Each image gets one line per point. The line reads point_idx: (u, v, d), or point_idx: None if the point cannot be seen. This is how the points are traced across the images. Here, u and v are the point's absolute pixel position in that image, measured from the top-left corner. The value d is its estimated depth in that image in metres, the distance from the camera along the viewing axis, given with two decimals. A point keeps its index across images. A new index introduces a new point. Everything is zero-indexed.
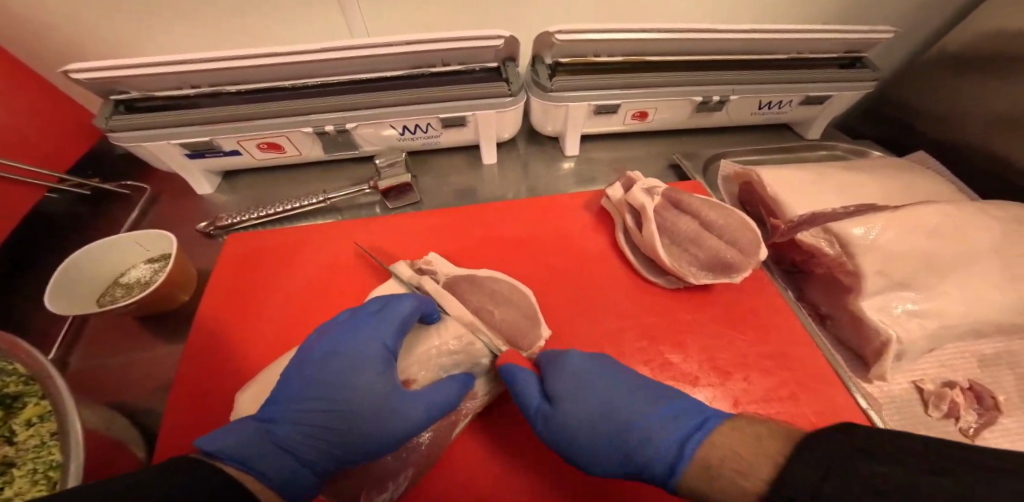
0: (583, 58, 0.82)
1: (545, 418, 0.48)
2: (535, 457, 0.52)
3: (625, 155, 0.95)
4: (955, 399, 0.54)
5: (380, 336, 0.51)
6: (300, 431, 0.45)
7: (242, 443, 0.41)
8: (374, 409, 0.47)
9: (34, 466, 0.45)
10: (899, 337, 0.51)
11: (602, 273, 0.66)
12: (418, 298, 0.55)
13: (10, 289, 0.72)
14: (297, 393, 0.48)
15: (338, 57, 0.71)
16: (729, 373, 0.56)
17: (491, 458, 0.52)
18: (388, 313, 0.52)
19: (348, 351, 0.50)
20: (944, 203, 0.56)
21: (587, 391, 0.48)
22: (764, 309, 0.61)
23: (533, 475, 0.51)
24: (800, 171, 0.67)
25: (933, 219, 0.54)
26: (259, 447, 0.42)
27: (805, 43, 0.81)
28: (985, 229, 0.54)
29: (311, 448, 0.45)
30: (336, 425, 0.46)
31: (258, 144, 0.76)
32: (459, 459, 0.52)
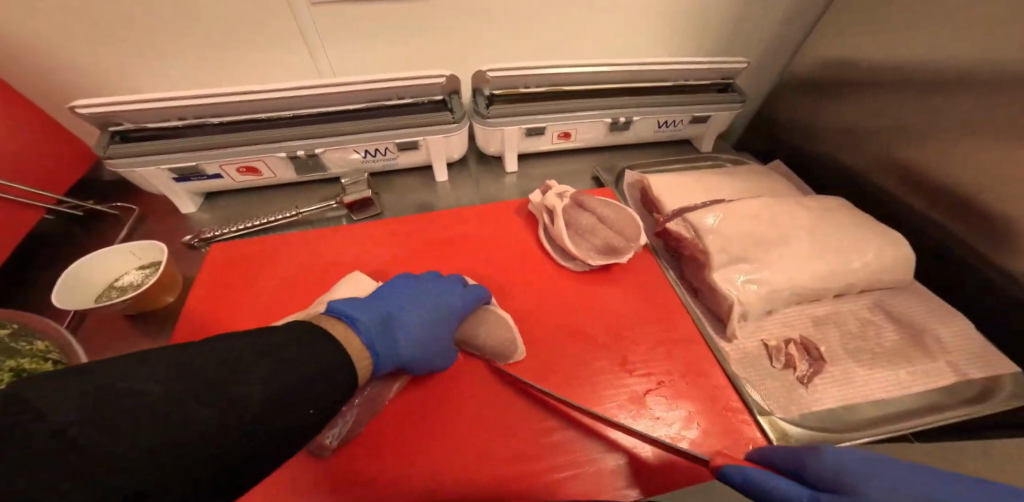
0: (515, 90, 0.99)
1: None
2: (460, 405, 0.65)
3: (557, 170, 1.12)
4: (790, 352, 0.68)
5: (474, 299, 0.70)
6: (402, 339, 0.60)
7: (372, 331, 0.55)
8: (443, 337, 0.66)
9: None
10: (740, 299, 0.68)
11: (529, 262, 0.81)
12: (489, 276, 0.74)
13: (12, 298, 0.82)
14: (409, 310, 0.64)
15: (307, 94, 0.86)
16: (625, 337, 0.71)
17: (423, 409, 0.64)
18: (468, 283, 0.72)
19: (458, 301, 0.69)
20: (772, 199, 0.76)
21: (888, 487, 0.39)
22: (651, 287, 0.77)
23: (455, 419, 0.63)
24: (679, 178, 0.86)
25: (757, 206, 0.74)
26: (379, 337, 0.56)
27: (688, 73, 1.02)
28: (796, 216, 0.73)
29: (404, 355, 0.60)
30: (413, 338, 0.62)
31: (238, 168, 0.89)
32: (399, 411, 0.64)
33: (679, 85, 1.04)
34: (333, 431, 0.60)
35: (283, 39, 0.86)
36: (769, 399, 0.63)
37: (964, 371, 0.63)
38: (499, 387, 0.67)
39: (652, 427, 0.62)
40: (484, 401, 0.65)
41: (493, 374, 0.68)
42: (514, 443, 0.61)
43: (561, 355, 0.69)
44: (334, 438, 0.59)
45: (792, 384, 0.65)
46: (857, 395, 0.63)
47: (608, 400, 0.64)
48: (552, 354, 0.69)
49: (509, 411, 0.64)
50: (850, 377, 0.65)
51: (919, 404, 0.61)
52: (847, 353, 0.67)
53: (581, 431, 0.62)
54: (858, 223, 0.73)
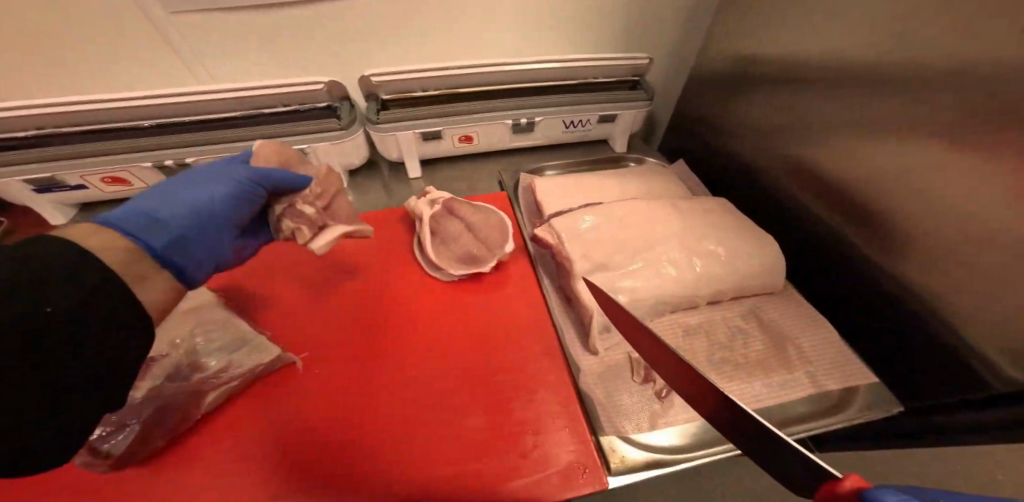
0: (408, 94, 0.95)
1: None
2: (278, 426, 0.59)
3: (465, 172, 1.08)
4: (650, 365, 0.66)
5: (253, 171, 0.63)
6: (175, 214, 0.55)
7: (126, 219, 0.51)
8: (224, 186, 0.60)
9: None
10: (601, 310, 0.65)
11: (399, 272, 0.78)
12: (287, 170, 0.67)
13: None
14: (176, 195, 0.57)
15: (172, 101, 0.82)
16: (484, 349, 0.67)
17: (236, 428, 0.59)
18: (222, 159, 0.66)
19: (231, 173, 0.62)
20: (646, 202, 0.73)
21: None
22: (520, 299, 0.73)
23: (266, 442, 0.58)
24: (563, 182, 0.83)
25: (625, 211, 0.71)
26: (133, 220, 0.51)
27: (590, 72, 0.99)
28: (666, 221, 0.70)
29: (185, 232, 0.55)
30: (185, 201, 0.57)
31: (103, 178, 0.85)
32: (207, 430, 0.58)
33: (582, 84, 1.01)
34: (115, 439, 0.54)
35: (146, 45, 0.81)
36: (623, 418, 0.61)
37: (822, 383, 0.60)
38: (327, 403, 0.62)
39: (478, 454, 0.57)
40: (305, 423, 0.60)
41: (326, 392, 0.63)
42: (326, 465, 0.56)
43: (405, 374, 0.65)
44: (110, 448, 0.53)
45: (649, 401, 0.63)
46: None
47: (440, 425, 0.59)
48: (397, 368, 0.65)
49: (329, 435, 0.59)
50: None
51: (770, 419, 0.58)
52: (712, 366, 0.64)
53: (402, 451, 0.57)
54: (726, 229, 0.71)
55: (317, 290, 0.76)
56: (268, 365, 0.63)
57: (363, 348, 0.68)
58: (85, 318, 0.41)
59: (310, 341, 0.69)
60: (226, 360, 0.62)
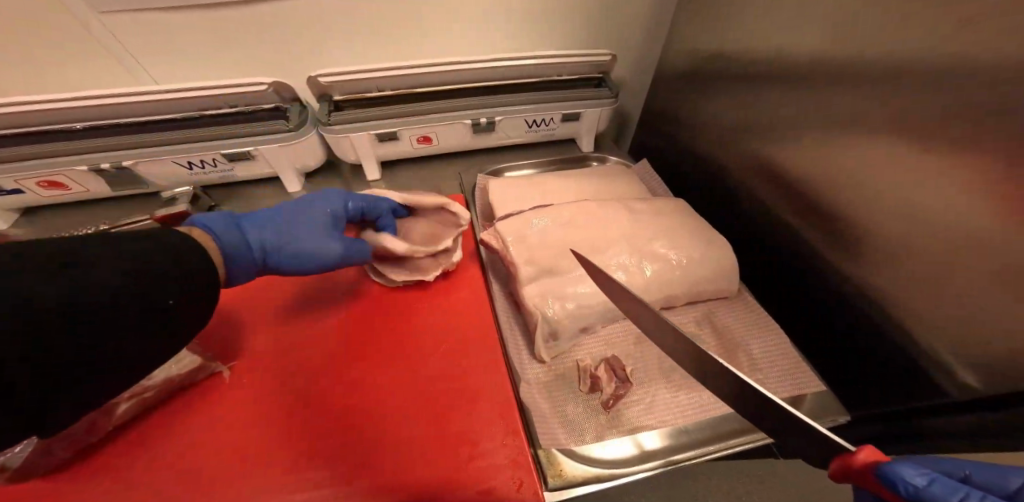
0: (362, 94, 0.93)
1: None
2: (195, 438, 0.56)
3: (428, 174, 1.06)
4: (597, 374, 0.63)
5: (336, 206, 0.71)
6: (257, 232, 0.61)
7: (222, 225, 0.57)
8: (313, 232, 0.66)
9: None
10: (547, 316, 0.62)
11: (343, 277, 0.76)
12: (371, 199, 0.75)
13: None
14: (267, 219, 0.64)
15: (108, 102, 0.78)
16: (425, 355, 0.65)
17: (148, 442, 0.55)
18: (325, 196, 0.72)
19: (316, 210, 0.69)
20: (596, 202, 0.71)
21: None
22: (467, 303, 0.71)
23: (179, 454, 0.55)
24: (516, 184, 0.80)
25: (574, 213, 0.69)
26: (223, 223, 0.57)
27: (550, 69, 0.96)
28: (617, 224, 0.68)
29: (256, 240, 0.60)
30: (280, 239, 0.62)
31: (39, 183, 0.81)
32: (117, 445, 0.55)
33: (543, 82, 0.98)
34: (20, 450, 0.51)
35: (80, 45, 0.78)
36: (568, 429, 0.58)
37: (773, 390, 0.58)
38: (252, 414, 0.59)
39: (405, 465, 0.54)
40: (224, 435, 0.57)
41: (251, 403, 0.60)
42: (243, 481, 0.53)
43: (337, 382, 0.62)
44: (12, 458, 0.51)
45: (596, 411, 0.60)
46: (658, 421, 0.59)
47: (367, 435, 0.56)
48: (329, 376, 0.62)
49: (249, 447, 0.56)
50: (655, 399, 0.61)
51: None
52: (662, 373, 0.63)
53: (325, 465, 0.54)
54: (679, 232, 0.69)
55: (252, 295, 0.72)
56: (188, 375, 0.60)
57: (295, 355, 0.65)
58: (116, 300, 0.39)
59: (240, 349, 0.65)
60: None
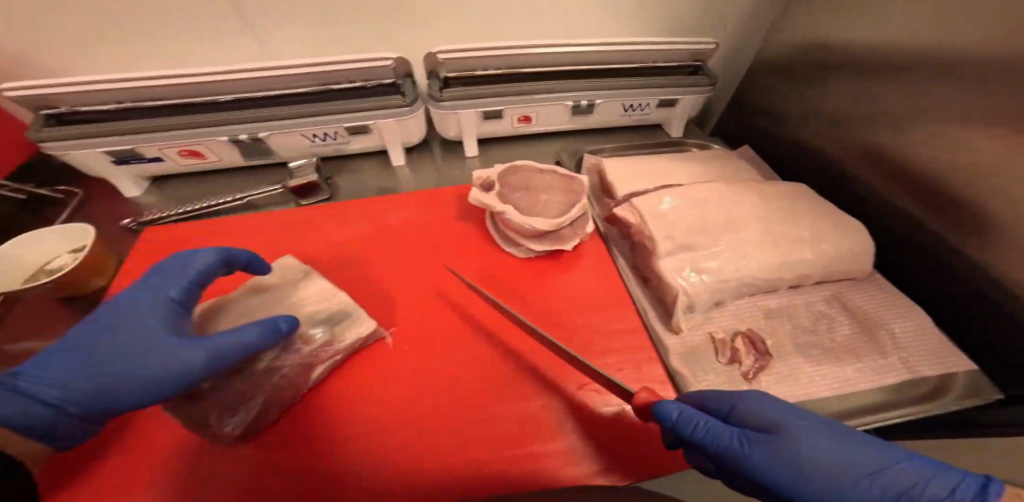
0: (470, 72, 0.94)
1: (754, 442, 0.49)
2: (312, 408, 0.62)
3: (520, 154, 1.08)
4: (735, 346, 0.65)
5: (166, 290, 0.55)
6: (58, 385, 0.48)
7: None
8: (140, 349, 0.50)
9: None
10: (686, 289, 0.65)
11: (467, 252, 0.80)
12: (216, 252, 0.60)
13: None
14: (62, 360, 0.50)
15: (248, 76, 0.83)
16: (562, 326, 0.69)
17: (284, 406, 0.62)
18: (182, 265, 0.58)
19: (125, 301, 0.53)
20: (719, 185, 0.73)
21: (802, 433, 0.47)
22: (600, 277, 0.74)
23: (297, 422, 0.61)
24: (631, 162, 0.81)
25: (707, 192, 0.68)
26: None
27: (654, 54, 0.96)
28: (748, 204, 0.69)
29: (62, 394, 0.48)
30: (66, 378, 0.48)
31: (180, 151, 0.87)
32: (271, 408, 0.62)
33: (646, 66, 0.98)
34: (234, 419, 0.56)
35: (220, 22, 0.82)
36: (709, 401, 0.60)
37: (917, 370, 0.61)
38: (355, 383, 0.65)
39: (475, 457, 0.58)
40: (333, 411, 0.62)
41: (371, 381, 0.65)
42: (337, 453, 0.58)
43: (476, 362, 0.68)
44: (233, 426, 0.55)
45: (735, 381, 0.62)
46: (803, 395, 0.59)
47: (449, 425, 0.61)
48: (404, 361, 0.67)
49: (345, 427, 0.61)
50: (795, 373, 0.62)
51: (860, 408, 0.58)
52: (797, 349, 0.64)
53: (395, 443, 0.59)
54: (811, 216, 0.69)
55: (396, 268, 0.79)
56: (363, 339, 0.65)
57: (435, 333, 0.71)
58: None
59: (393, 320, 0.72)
60: (330, 333, 0.63)
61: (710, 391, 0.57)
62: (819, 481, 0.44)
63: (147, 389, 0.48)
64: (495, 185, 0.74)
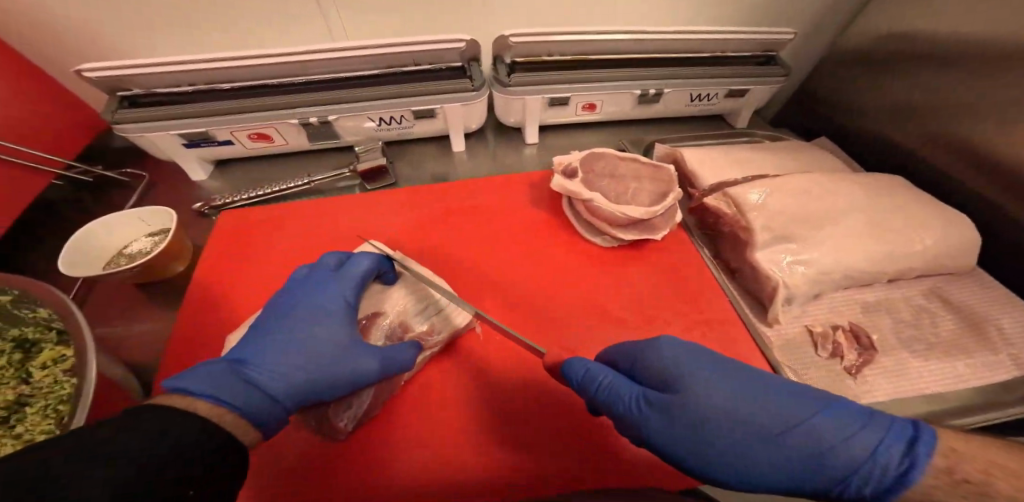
0: (538, 58, 0.92)
1: (655, 406, 0.52)
2: (397, 402, 0.64)
3: (580, 143, 1.06)
4: (838, 340, 0.67)
5: (342, 291, 0.62)
6: (273, 375, 0.52)
7: (214, 380, 0.47)
8: (334, 353, 0.57)
9: (46, 402, 0.55)
10: (786, 281, 0.64)
11: (545, 240, 0.79)
12: (375, 259, 0.67)
13: (30, 261, 0.82)
14: (270, 348, 0.55)
15: (319, 58, 0.81)
16: (653, 318, 0.69)
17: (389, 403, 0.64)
18: (349, 271, 0.64)
19: (313, 302, 0.61)
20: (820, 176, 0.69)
21: (715, 385, 0.50)
22: (686, 267, 0.73)
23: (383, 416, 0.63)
24: (715, 150, 0.79)
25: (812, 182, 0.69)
26: (230, 382, 0.48)
27: (725, 44, 0.92)
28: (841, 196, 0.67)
29: (278, 385, 0.52)
30: (280, 371, 0.53)
31: (249, 135, 0.86)
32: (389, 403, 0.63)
33: (717, 56, 0.95)
34: (347, 413, 0.60)
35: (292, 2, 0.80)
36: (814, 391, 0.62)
37: None
38: (441, 382, 0.66)
39: (508, 466, 0.59)
40: (412, 411, 0.63)
41: (458, 383, 0.66)
42: (394, 448, 0.60)
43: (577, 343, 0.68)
44: (348, 420, 0.59)
45: (839, 374, 0.63)
46: (911, 389, 0.62)
47: (498, 436, 0.62)
48: (449, 381, 0.67)
49: (414, 430, 0.62)
50: (904, 367, 0.64)
51: (951, 404, 0.60)
52: (900, 342, 0.67)
53: (440, 445, 0.60)
54: (909, 206, 0.68)
55: (472, 257, 0.77)
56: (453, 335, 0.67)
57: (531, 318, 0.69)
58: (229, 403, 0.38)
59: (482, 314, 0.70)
60: (428, 323, 0.67)
61: (622, 346, 0.61)
62: (722, 426, 0.48)
63: (341, 388, 0.56)
64: (578, 172, 0.72)
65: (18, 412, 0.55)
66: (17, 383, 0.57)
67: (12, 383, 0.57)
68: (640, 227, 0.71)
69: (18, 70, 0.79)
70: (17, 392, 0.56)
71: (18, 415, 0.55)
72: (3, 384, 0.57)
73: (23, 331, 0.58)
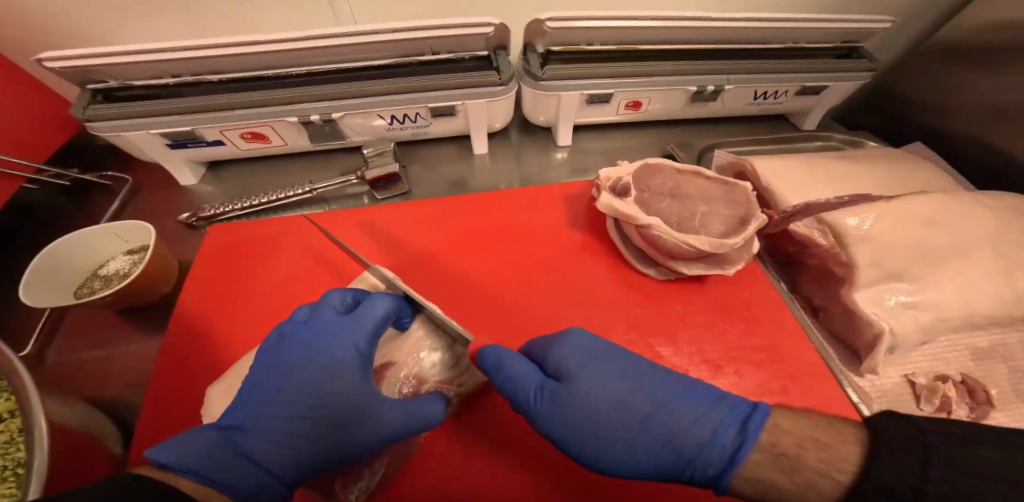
0: (576, 46, 0.79)
1: (548, 394, 0.50)
2: (423, 462, 0.54)
3: (618, 146, 0.93)
4: (947, 393, 0.55)
5: (354, 339, 0.52)
6: (269, 441, 0.45)
7: (199, 455, 0.40)
8: (345, 417, 0.48)
9: (2, 464, 0.44)
10: (893, 328, 0.53)
11: (587, 266, 0.67)
12: (395, 301, 0.55)
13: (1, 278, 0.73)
14: (269, 406, 0.47)
15: (321, 45, 0.68)
16: (720, 367, 0.57)
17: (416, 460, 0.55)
18: (363, 314, 0.53)
19: (321, 354, 0.50)
20: (937, 195, 0.59)
21: (600, 373, 0.49)
22: (759, 303, 0.62)
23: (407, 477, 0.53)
24: (792, 161, 0.68)
25: (928, 207, 0.57)
26: (220, 458, 0.41)
27: (803, 34, 0.80)
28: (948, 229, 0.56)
29: (278, 458, 0.44)
30: (279, 442, 0.45)
31: (242, 134, 0.75)
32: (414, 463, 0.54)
33: (788, 48, 0.82)
34: (359, 484, 0.51)
35: None
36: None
37: None
38: (475, 442, 0.56)
39: None
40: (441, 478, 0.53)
41: (494, 445, 0.56)
42: None
43: None
44: (360, 493, 0.50)
45: None
46: None
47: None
48: (486, 435, 0.56)
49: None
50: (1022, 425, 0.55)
51: None
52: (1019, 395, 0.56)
53: None
54: None
55: (502, 285, 0.66)
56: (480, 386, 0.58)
57: None
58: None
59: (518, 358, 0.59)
60: (447, 372, 0.58)
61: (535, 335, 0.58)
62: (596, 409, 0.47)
63: (353, 455, 0.48)
64: (629, 190, 0.62)
65: None
66: None
67: None
68: (703, 259, 0.61)
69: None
70: None
71: None
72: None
73: None
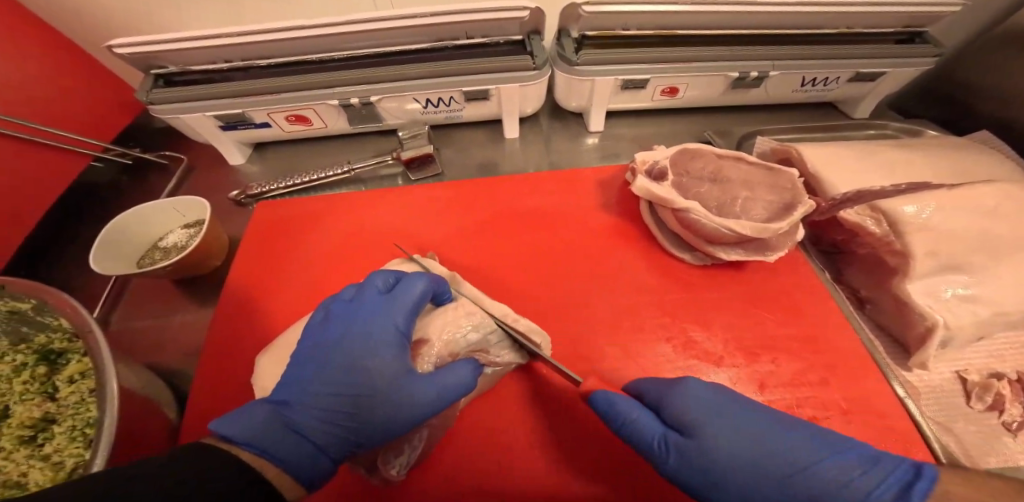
0: (612, 31, 0.77)
1: (675, 449, 0.45)
2: (455, 440, 0.56)
3: (650, 133, 0.92)
4: (1001, 392, 0.51)
5: (392, 318, 0.53)
6: (313, 415, 0.48)
7: (254, 428, 0.43)
8: (382, 393, 0.49)
9: (72, 423, 0.49)
10: (947, 322, 0.50)
11: (620, 251, 0.67)
12: (430, 280, 0.56)
13: (70, 248, 0.79)
14: (314, 383, 0.50)
15: (362, 30, 0.70)
16: (756, 354, 0.56)
17: (453, 440, 0.56)
18: (400, 293, 0.54)
19: (360, 332, 0.52)
20: (1006, 185, 0.55)
21: (732, 430, 0.44)
22: (800, 291, 0.61)
23: (442, 456, 0.55)
24: (841, 149, 0.65)
25: (991, 197, 0.54)
26: (272, 432, 0.44)
27: (858, 17, 0.76)
28: (1012, 221, 0.52)
29: (323, 432, 0.47)
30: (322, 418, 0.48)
31: (287, 117, 0.78)
32: (453, 444, 0.55)
33: (841, 32, 0.79)
34: (398, 460, 0.52)
35: None
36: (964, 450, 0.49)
37: None
38: (508, 422, 0.57)
39: None
40: (472, 460, 0.54)
41: (526, 426, 0.56)
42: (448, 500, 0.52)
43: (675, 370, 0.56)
44: (399, 467, 0.52)
45: (996, 432, 0.50)
46: None
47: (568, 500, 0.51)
48: (519, 417, 0.57)
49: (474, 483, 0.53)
50: None
51: None
52: None
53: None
54: None
55: (537, 266, 0.67)
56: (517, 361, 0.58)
57: (612, 340, 0.59)
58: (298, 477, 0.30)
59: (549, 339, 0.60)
60: (484, 349, 0.57)
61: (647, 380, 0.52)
62: (747, 483, 0.41)
63: (391, 433, 0.49)
64: (665, 173, 0.61)
65: (39, 436, 0.49)
66: (40, 400, 0.51)
67: (37, 399, 0.51)
68: (748, 245, 0.60)
69: (53, 45, 0.74)
70: (41, 411, 0.50)
71: (39, 440, 0.49)
72: (27, 399, 0.52)
73: (49, 339, 0.53)
